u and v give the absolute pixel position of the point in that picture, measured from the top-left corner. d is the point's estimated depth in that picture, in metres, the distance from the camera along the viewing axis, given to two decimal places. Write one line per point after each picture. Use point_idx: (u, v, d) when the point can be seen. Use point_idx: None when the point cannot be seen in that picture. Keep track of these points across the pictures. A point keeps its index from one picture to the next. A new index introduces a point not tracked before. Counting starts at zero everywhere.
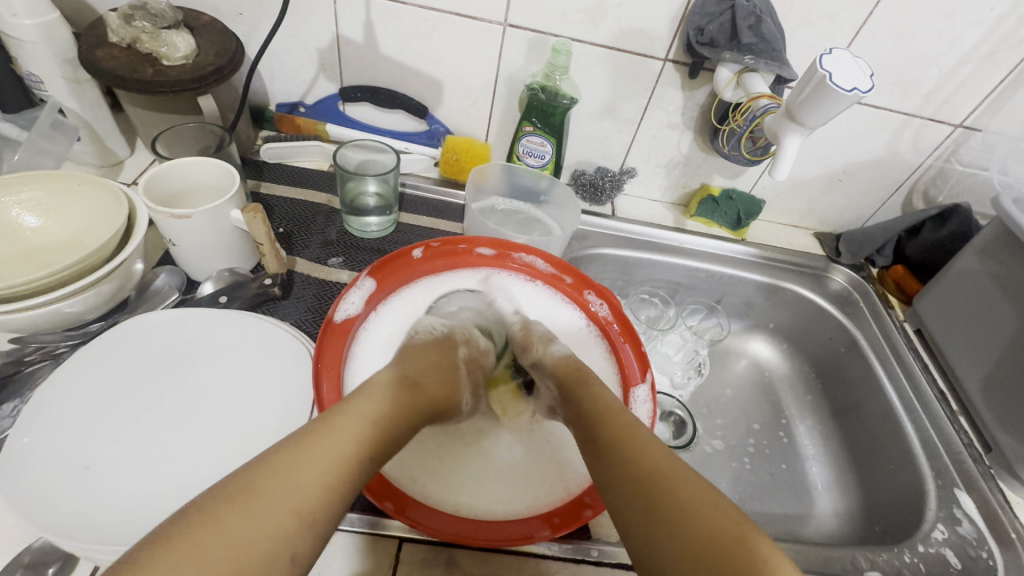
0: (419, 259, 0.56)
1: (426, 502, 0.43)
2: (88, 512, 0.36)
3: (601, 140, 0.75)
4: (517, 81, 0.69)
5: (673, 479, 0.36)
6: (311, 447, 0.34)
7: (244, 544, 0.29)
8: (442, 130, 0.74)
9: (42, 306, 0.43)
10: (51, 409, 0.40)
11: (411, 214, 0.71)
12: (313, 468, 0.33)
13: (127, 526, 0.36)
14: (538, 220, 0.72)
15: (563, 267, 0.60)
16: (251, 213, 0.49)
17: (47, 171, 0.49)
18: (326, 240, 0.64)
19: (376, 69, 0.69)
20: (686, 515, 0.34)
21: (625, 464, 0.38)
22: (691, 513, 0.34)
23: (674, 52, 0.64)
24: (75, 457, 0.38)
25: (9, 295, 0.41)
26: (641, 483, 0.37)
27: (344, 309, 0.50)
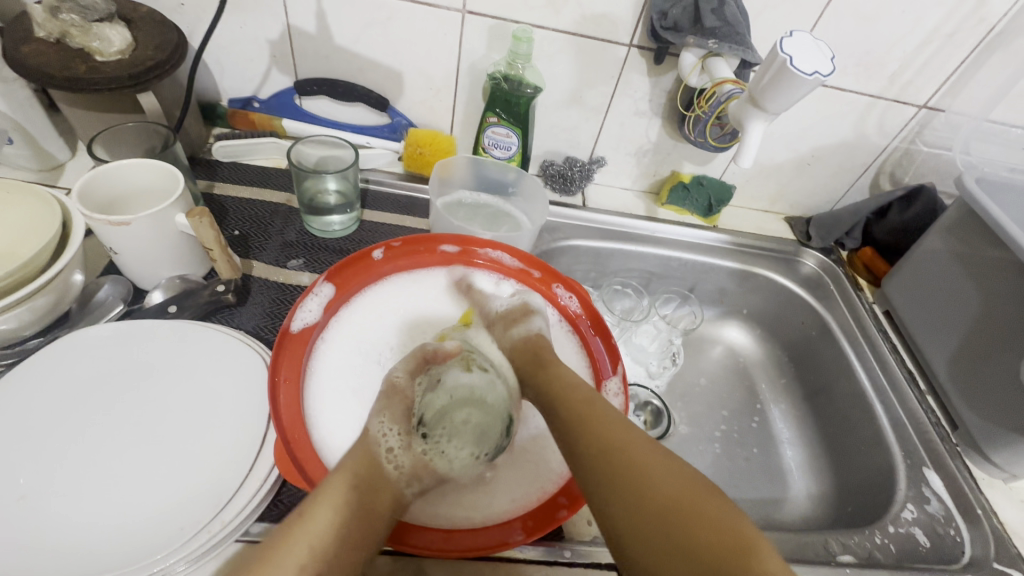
0: (380, 260, 0.55)
1: (426, 523, 0.42)
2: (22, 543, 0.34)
3: (569, 129, 0.73)
4: (479, 70, 0.66)
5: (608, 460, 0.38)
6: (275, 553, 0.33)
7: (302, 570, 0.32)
8: (404, 123, 0.71)
9: None
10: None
11: (375, 211, 0.69)
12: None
13: (66, 558, 0.34)
14: (507, 214, 0.70)
15: (530, 260, 0.59)
16: (196, 217, 0.46)
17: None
18: (286, 241, 0.62)
19: (331, 61, 0.66)
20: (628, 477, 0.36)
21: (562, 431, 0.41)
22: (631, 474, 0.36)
23: (639, 37, 0.63)
24: (9, 487, 0.36)
25: None
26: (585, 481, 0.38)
27: (300, 319, 0.48)
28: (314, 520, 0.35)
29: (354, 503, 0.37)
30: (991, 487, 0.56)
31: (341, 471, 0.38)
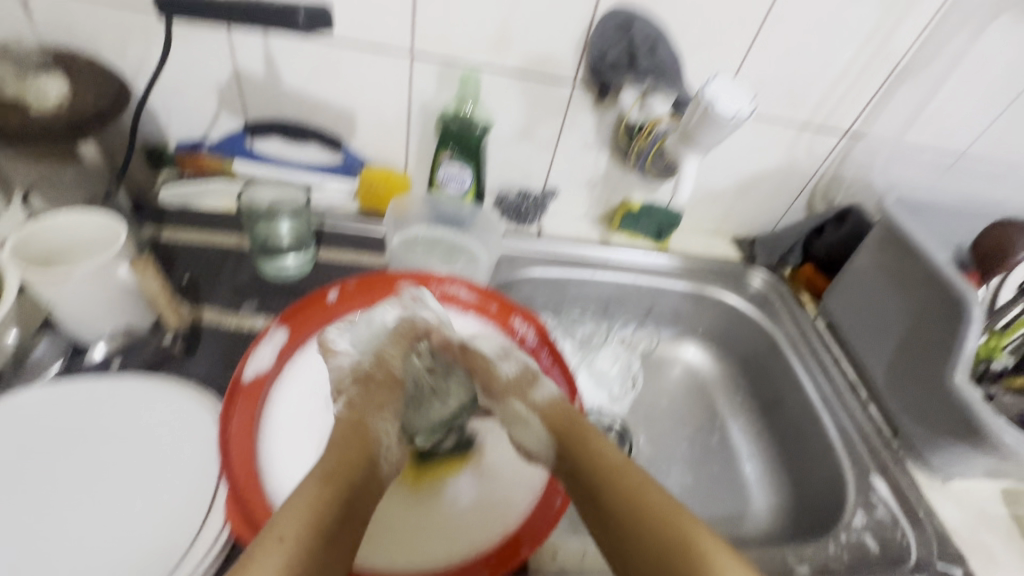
0: (335, 301, 0.55)
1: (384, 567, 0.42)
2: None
3: (522, 163, 0.75)
4: (430, 110, 0.68)
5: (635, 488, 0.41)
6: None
7: None
8: (358, 162, 0.72)
9: None
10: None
11: (331, 250, 0.69)
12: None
13: None
14: (463, 247, 0.72)
15: (488, 296, 0.60)
16: (139, 267, 0.47)
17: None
18: (238, 285, 0.61)
19: (282, 104, 0.67)
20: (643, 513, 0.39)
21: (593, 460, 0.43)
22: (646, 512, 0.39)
23: (582, 77, 0.66)
24: None
25: None
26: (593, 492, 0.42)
27: (252, 368, 0.47)
28: (274, 554, 0.32)
29: (309, 527, 0.35)
30: (931, 489, 0.59)
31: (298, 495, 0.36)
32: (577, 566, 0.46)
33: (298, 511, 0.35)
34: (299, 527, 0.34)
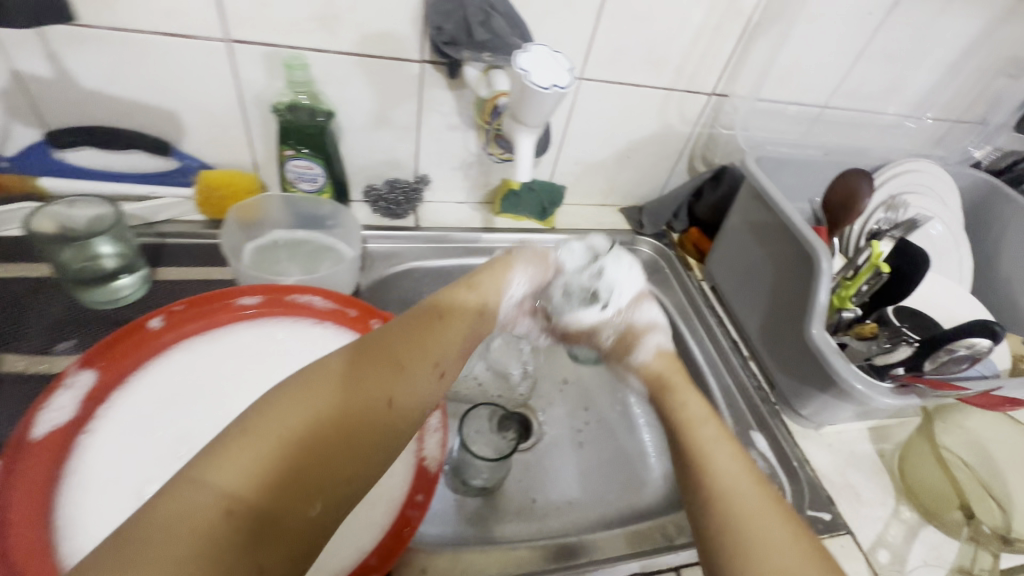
0: (160, 329, 0.50)
1: None
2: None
3: (386, 151, 0.70)
4: (266, 101, 0.61)
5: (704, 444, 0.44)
6: (244, 443, 0.32)
7: (205, 488, 0.29)
8: (196, 165, 0.65)
9: None
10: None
11: (173, 267, 0.62)
12: (234, 486, 0.30)
13: None
14: (328, 248, 0.67)
15: (348, 300, 0.57)
16: None
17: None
18: (53, 321, 0.53)
19: (85, 107, 0.58)
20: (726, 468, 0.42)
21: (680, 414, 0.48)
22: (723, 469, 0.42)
23: (429, 52, 0.61)
24: None
25: None
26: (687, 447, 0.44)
27: (44, 424, 0.42)
28: (291, 418, 0.34)
29: (343, 415, 0.35)
30: (804, 437, 0.61)
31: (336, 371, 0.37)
32: None
33: (318, 397, 0.35)
34: (314, 402, 0.35)
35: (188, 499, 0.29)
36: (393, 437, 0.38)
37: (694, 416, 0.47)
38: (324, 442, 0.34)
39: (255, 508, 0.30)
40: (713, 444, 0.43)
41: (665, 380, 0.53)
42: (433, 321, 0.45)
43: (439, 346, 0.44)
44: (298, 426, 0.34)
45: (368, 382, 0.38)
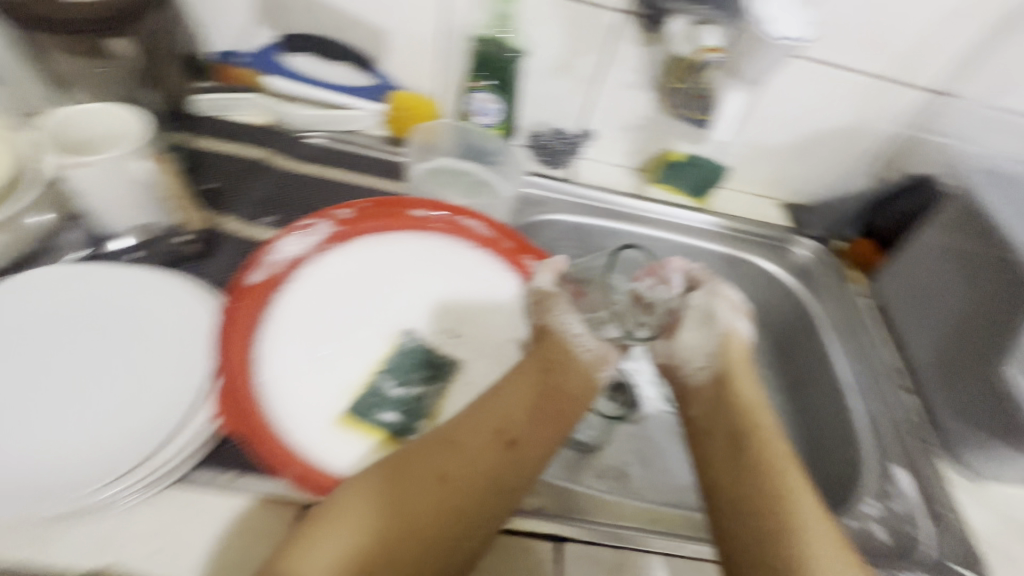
0: (348, 220, 0.55)
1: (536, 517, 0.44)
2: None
3: (557, 99, 0.71)
4: (465, 32, 0.64)
5: (776, 467, 0.43)
6: (430, 447, 0.41)
7: (412, 501, 0.38)
8: (388, 85, 0.70)
9: None
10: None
11: (353, 172, 0.67)
12: (469, 457, 0.41)
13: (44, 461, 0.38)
14: (486, 182, 0.68)
15: (504, 232, 0.58)
16: (161, 163, 0.49)
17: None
18: (259, 197, 0.61)
19: (314, 16, 0.65)
20: (765, 500, 0.41)
21: (759, 432, 0.45)
22: (769, 497, 0.41)
23: (630, 3, 0.60)
24: None
25: None
26: (751, 462, 0.44)
27: (279, 252, 0.51)
28: (496, 409, 0.44)
29: (739, 406, 0.47)
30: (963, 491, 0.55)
31: (517, 379, 0.46)
32: (555, 502, 0.46)
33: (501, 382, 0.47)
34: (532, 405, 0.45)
35: (410, 473, 0.39)
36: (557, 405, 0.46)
37: (777, 454, 0.44)
38: (540, 432, 0.44)
39: (463, 487, 0.40)
40: (777, 455, 0.44)
41: (727, 375, 0.48)
42: (745, 389, 0.48)
43: (744, 397, 0.47)
44: (741, 399, 0.47)
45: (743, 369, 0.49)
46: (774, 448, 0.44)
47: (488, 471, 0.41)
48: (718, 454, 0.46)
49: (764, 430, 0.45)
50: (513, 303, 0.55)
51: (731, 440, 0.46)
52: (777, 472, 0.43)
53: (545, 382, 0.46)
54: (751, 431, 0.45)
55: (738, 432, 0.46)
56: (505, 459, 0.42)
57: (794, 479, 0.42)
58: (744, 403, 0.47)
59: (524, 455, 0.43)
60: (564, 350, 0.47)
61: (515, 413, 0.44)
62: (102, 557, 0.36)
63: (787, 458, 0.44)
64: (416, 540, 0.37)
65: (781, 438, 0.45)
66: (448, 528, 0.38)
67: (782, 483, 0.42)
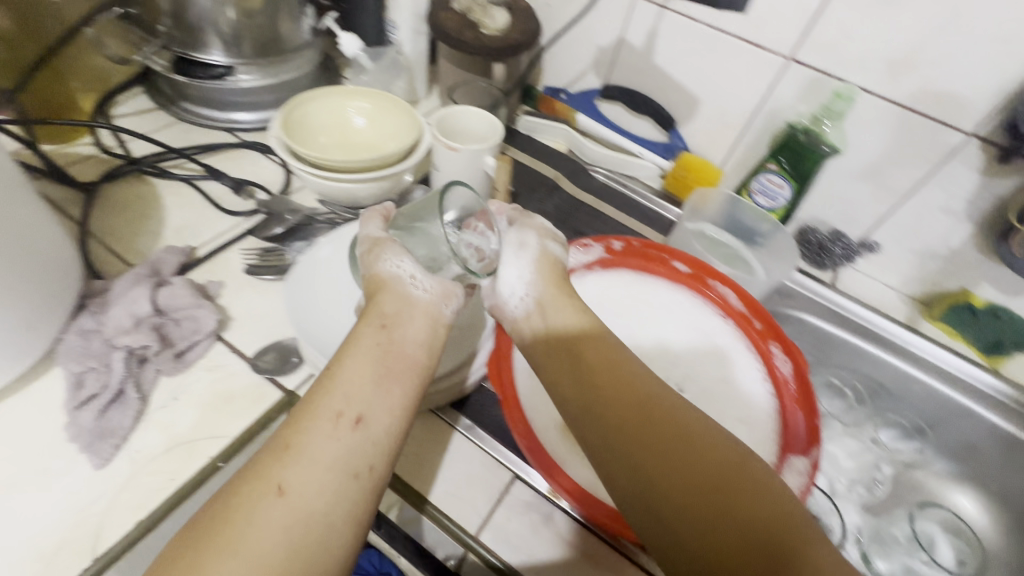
0: (618, 251, 0.60)
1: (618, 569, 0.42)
2: (315, 338, 0.47)
3: (850, 202, 0.67)
4: (779, 118, 0.66)
5: (753, 492, 0.33)
6: (290, 451, 0.33)
7: (280, 522, 0.30)
8: (680, 147, 0.75)
9: (352, 180, 0.57)
10: (315, 258, 0.53)
11: (621, 212, 0.74)
12: (324, 459, 0.33)
13: None
14: (744, 259, 0.69)
15: (756, 311, 0.57)
16: (501, 161, 0.58)
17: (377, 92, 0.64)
18: (543, 209, 0.70)
19: (642, 75, 0.73)
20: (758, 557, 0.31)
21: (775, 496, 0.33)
22: (720, 529, 0.32)
23: (986, 129, 0.56)
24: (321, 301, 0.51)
25: (340, 166, 0.56)
26: (679, 497, 0.34)
27: None
28: (337, 380, 0.36)
29: (641, 400, 0.38)
30: None
31: (351, 342, 0.38)
32: None
33: (535, 366, 0.42)
34: (546, 352, 0.42)
35: (317, 418, 0.34)
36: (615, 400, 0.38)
37: (720, 467, 0.34)
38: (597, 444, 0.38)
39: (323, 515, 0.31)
40: (757, 488, 0.34)
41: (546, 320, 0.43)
42: (649, 390, 0.39)
43: (598, 364, 0.40)
44: (634, 401, 0.38)
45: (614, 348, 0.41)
46: (690, 458, 0.35)
47: (345, 468, 0.33)
48: (636, 460, 0.36)
49: (702, 436, 0.36)
50: (746, 384, 0.54)
51: (656, 460, 0.35)
52: (754, 496, 0.33)
53: (382, 342, 0.39)
54: (608, 427, 0.38)
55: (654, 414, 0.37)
56: (360, 440, 0.34)
57: (767, 497, 0.33)
58: (623, 404, 0.38)
59: (376, 426, 0.35)
60: (397, 298, 0.41)
61: (365, 379, 0.36)
62: None
63: (763, 488, 0.34)
64: (300, 537, 0.30)
65: (768, 486, 0.34)
66: (336, 538, 0.31)
67: (773, 511, 0.33)
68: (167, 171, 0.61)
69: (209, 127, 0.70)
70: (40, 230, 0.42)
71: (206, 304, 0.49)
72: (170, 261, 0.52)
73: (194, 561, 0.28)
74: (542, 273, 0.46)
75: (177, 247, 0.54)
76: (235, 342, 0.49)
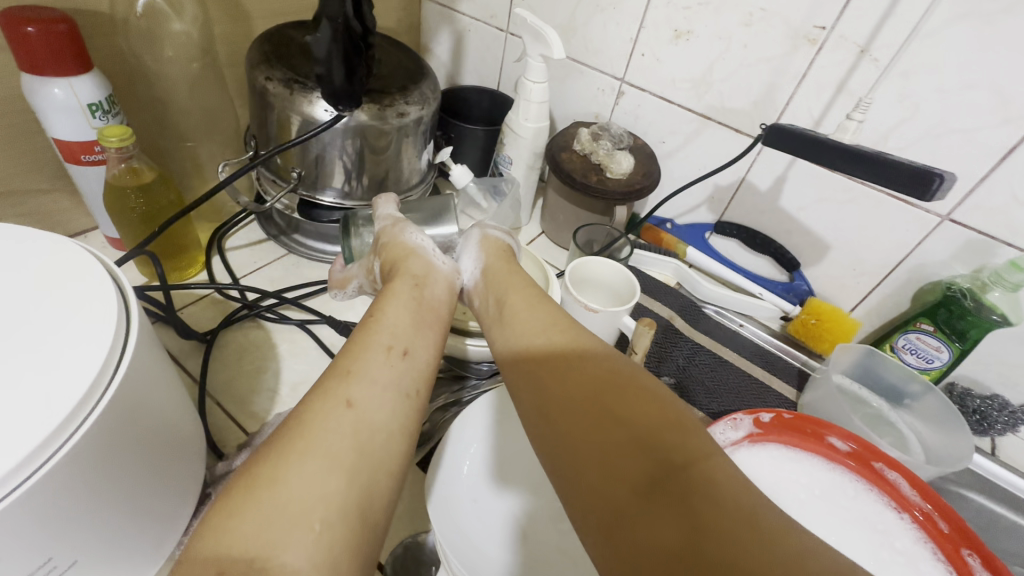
0: (766, 423, 0.54)
1: None
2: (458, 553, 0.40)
3: (1015, 368, 0.60)
4: (926, 272, 0.61)
5: (653, 434, 0.31)
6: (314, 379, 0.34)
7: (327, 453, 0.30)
8: (805, 289, 0.70)
9: None
10: (456, 440, 0.47)
11: (744, 359, 0.68)
12: (383, 404, 0.33)
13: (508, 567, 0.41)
14: (891, 423, 0.61)
15: (939, 507, 0.49)
16: (643, 326, 0.53)
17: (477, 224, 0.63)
18: (663, 355, 0.65)
19: (763, 216, 0.70)
20: (711, 546, 0.26)
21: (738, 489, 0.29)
22: (685, 513, 0.28)
23: None
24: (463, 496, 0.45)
25: None
26: (654, 478, 0.30)
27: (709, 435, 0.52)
28: (381, 326, 0.39)
29: (623, 381, 0.35)
30: None
31: (389, 294, 0.42)
32: None
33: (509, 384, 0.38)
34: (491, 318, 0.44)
35: (372, 351, 0.36)
36: (594, 371, 0.36)
37: (659, 419, 0.32)
38: (560, 428, 0.34)
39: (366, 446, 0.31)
40: (666, 429, 0.32)
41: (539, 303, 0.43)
42: (629, 370, 0.36)
43: (529, 317, 0.42)
44: (615, 384, 0.35)
45: (609, 347, 0.38)
46: (608, 400, 0.34)
47: (400, 399, 0.34)
48: (598, 445, 0.32)
49: (675, 420, 0.32)
50: None
51: (574, 403, 0.34)
52: (709, 476, 0.29)
53: (415, 297, 0.43)
54: (580, 396, 0.34)
55: (634, 397, 0.34)
56: (409, 367, 0.36)
57: (732, 490, 0.29)
58: (619, 389, 0.34)
59: (419, 359, 0.38)
60: (424, 263, 0.47)
61: (407, 327, 0.39)
62: None
63: (696, 449, 0.31)
64: (342, 471, 0.29)
65: (746, 486, 0.29)
66: (381, 484, 0.30)
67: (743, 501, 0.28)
68: (283, 315, 0.59)
69: (319, 261, 0.68)
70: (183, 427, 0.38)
71: None
72: None
73: (275, 472, 0.28)
74: (491, 252, 0.51)
75: None
76: None
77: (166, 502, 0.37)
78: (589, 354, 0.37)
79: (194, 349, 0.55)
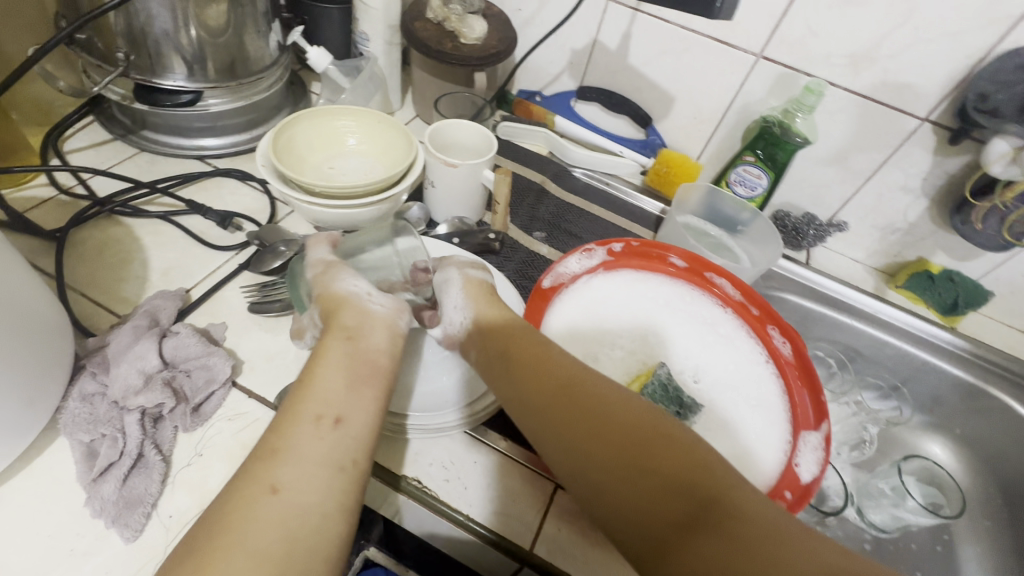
0: (615, 253, 0.61)
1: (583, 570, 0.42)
2: None
3: (818, 187, 0.72)
4: (750, 110, 0.70)
5: (626, 438, 0.37)
6: (273, 452, 0.34)
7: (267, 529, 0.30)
8: (658, 142, 0.77)
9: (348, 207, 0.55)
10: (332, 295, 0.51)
11: (609, 211, 0.75)
12: (311, 460, 0.33)
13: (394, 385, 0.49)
14: (728, 247, 0.72)
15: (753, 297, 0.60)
16: (501, 174, 0.58)
17: (343, 110, 0.61)
18: (535, 214, 0.71)
19: (616, 76, 0.75)
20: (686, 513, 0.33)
21: (700, 459, 0.35)
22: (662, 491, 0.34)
23: (938, 114, 0.60)
24: None
25: (338, 194, 0.54)
26: (629, 470, 0.35)
27: (564, 266, 0.59)
28: (309, 392, 0.37)
29: (595, 401, 0.39)
30: None
31: (319, 356, 0.39)
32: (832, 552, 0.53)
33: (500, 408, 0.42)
34: (490, 363, 0.44)
35: (299, 422, 0.35)
36: (568, 398, 0.39)
37: (630, 424, 0.37)
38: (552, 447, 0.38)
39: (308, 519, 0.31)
40: (638, 430, 0.37)
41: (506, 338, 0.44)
42: (596, 387, 0.40)
43: (518, 354, 0.43)
44: (584, 402, 0.39)
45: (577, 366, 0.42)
46: (611, 436, 0.37)
47: (332, 459, 0.34)
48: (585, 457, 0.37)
49: (642, 422, 0.38)
50: (754, 373, 0.57)
51: (563, 430, 0.38)
52: (674, 457, 0.35)
53: (349, 352, 0.40)
54: (563, 423, 0.38)
55: (603, 414, 0.38)
56: (341, 436, 0.35)
57: (697, 462, 0.35)
58: (591, 408, 0.39)
59: (355, 425, 0.36)
60: (358, 312, 0.42)
61: (339, 383, 0.37)
62: (413, 469, 0.46)
63: (665, 438, 0.37)
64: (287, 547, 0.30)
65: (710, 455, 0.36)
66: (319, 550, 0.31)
67: (706, 466, 0.35)
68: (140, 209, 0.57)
69: (175, 157, 0.65)
70: (30, 288, 0.38)
71: (217, 350, 0.46)
72: (169, 308, 0.48)
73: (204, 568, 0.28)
74: (472, 292, 0.49)
75: (172, 292, 0.50)
76: (253, 386, 0.47)
77: (32, 360, 0.38)
78: (560, 380, 0.40)
79: (45, 247, 0.53)
